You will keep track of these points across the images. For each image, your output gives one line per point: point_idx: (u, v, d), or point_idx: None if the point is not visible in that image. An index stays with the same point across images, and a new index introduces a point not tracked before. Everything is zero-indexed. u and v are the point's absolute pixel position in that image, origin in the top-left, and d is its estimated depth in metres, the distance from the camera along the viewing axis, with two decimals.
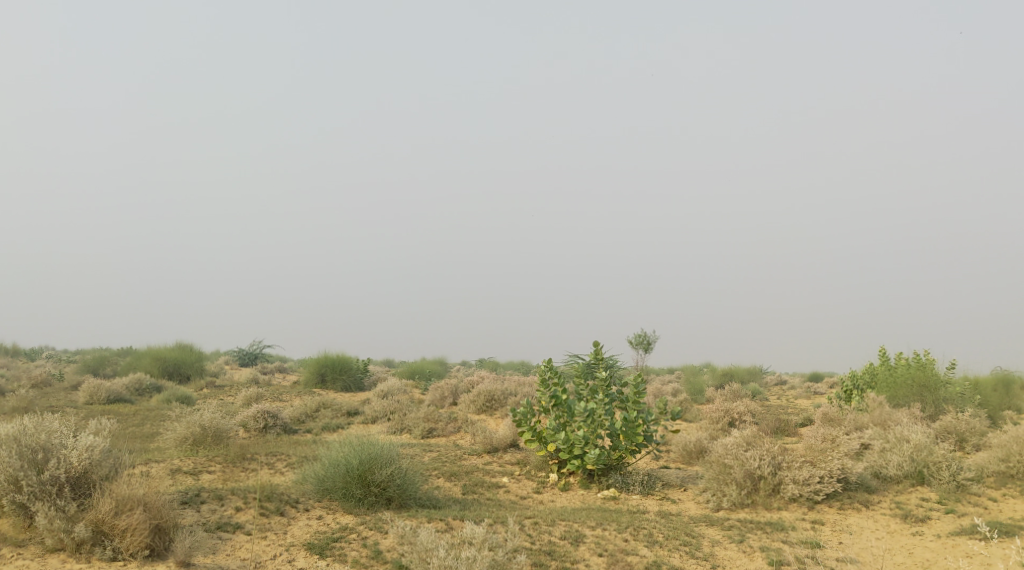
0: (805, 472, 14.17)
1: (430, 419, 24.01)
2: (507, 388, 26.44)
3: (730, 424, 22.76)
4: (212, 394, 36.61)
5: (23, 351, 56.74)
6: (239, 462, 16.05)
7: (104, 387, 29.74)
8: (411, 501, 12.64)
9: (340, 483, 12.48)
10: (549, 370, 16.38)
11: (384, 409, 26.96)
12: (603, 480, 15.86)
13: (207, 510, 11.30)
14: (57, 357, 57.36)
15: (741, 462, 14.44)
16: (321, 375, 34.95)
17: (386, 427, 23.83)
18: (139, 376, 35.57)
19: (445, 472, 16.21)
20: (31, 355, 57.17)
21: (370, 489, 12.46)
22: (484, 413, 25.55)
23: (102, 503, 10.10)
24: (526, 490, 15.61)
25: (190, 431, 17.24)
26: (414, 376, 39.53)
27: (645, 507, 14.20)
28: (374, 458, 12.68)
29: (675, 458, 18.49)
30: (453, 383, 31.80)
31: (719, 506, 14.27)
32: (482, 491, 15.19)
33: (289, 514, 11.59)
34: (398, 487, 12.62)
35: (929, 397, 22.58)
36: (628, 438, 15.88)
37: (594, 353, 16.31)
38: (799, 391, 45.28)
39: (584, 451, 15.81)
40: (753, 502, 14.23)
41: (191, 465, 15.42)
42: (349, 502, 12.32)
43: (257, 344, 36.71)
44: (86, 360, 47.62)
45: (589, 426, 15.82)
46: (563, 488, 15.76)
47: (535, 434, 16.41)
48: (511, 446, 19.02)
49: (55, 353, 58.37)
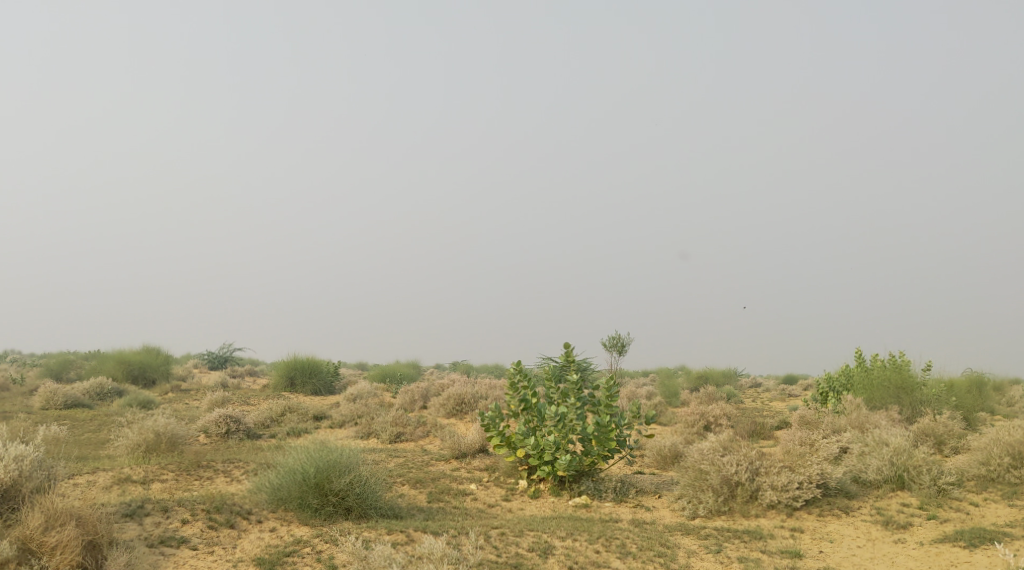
0: (783, 478, 13.64)
1: (398, 423, 23.32)
2: (478, 392, 25.78)
3: (705, 428, 22.25)
4: (177, 398, 35.68)
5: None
6: (194, 471, 15.31)
7: (62, 392, 28.81)
8: (372, 510, 11.97)
9: (296, 492, 11.79)
10: (518, 372, 15.76)
11: (352, 413, 26.23)
12: (574, 487, 15.27)
13: (150, 523, 10.59)
14: (22, 361, 56.06)
15: (718, 467, 13.93)
16: (290, 378, 34.14)
17: (353, 432, 23.11)
18: (101, 380, 34.59)
19: (410, 479, 15.55)
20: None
21: (328, 498, 11.79)
22: (454, 417, 24.92)
23: (31, 518, 9.38)
24: (494, 498, 14.98)
25: (143, 438, 16.49)
26: (385, 378, 38.79)
27: (617, 515, 13.61)
28: (332, 465, 12.00)
29: (649, 464, 17.95)
30: (424, 387, 31.11)
31: (695, 514, 13.70)
32: (448, 500, 14.54)
33: (239, 526, 10.89)
34: (358, 496, 11.94)
35: (906, 400, 22.17)
36: (601, 443, 15.26)
37: (565, 355, 15.69)
38: (773, 394, 44.90)
39: (555, 457, 15.21)
40: (730, 509, 13.69)
41: (142, 475, 14.68)
42: (306, 513, 11.65)
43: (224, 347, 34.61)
44: (50, 364, 46.48)
45: (560, 432, 15.20)
46: (533, 495, 15.14)
47: (504, 439, 15.78)
48: (480, 451, 18.39)
49: (21, 357, 57.11)
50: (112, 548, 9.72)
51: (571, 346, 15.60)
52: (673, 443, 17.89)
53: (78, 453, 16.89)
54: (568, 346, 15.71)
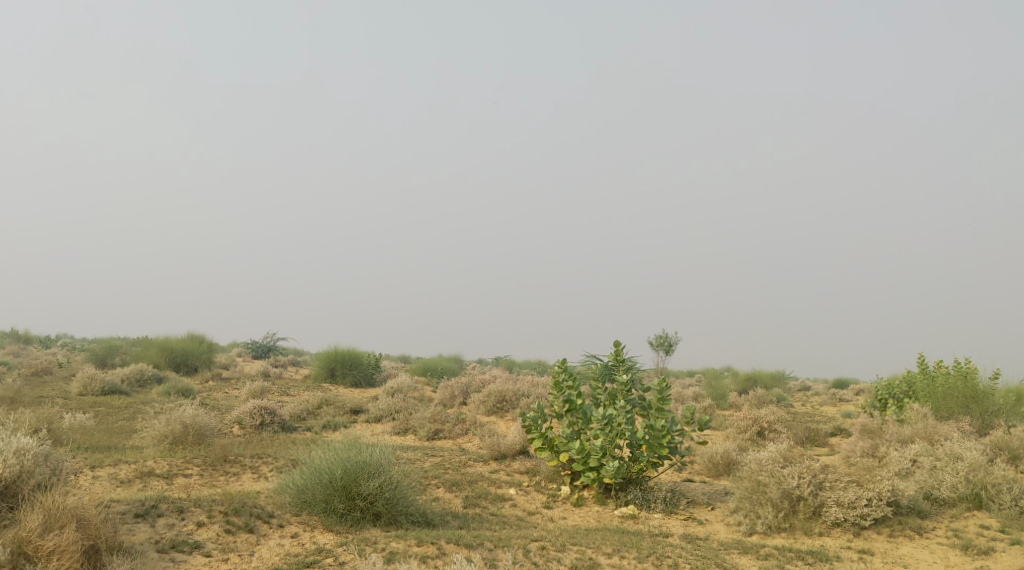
0: (850, 494, 12.51)
1: (436, 419, 22.47)
2: (520, 389, 24.85)
3: (758, 434, 21.10)
4: (217, 387, 35.22)
5: (36, 338, 55.80)
6: (220, 466, 14.57)
7: (100, 377, 28.40)
8: (402, 517, 11.08)
9: (321, 495, 10.94)
10: (563, 371, 14.82)
11: (390, 407, 25.46)
12: (621, 496, 14.25)
13: (162, 525, 9.79)
14: (70, 345, 56.26)
15: (777, 480, 12.84)
16: (330, 369, 33.53)
17: (389, 427, 22.32)
18: (141, 367, 34.25)
19: (446, 482, 14.67)
20: (44, 343, 56.21)
21: (355, 502, 10.91)
22: (494, 415, 24.03)
23: (29, 519, 8.66)
24: (535, 505, 14.04)
25: (169, 428, 15.77)
26: (426, 372, 38.04)
27: (668, 529, 12.61)
28: (361, 467, 11.10)
29: (700, 472, 16.90)
30: (464, 382, 30.27)
31: (752, 530, 12.64)
32: (485, 506, 13.62)
33: (258, 531, 10.07)
34: (387, 500, 11.06)
35: (975, 410, 20.80)
36: (651, 449, 14.25)
37: (614, 354, 14.72)
38: (823, 398, 43.44)
39: (601, 463, 14.23)
40: (791, 526, 12.61)
41: (165, 468, 13.99)
42: (331, 518, 10.80)
43: (269, 336, 31.89)
44: (95, 348, 46.40)
45: (607, 436, 14.21)
46: (576, 503, 14.17)
47: (547, 442, 14.83)
48: (520, 453, 17.45)
49: (70, 341, 57.39)
50: (117, 555, 8.96)
51: (621, 344, 14.63)
52: (725, 450, 16.82)
53: (104, 442, 16.25)
54: (618, 343, 14.74)
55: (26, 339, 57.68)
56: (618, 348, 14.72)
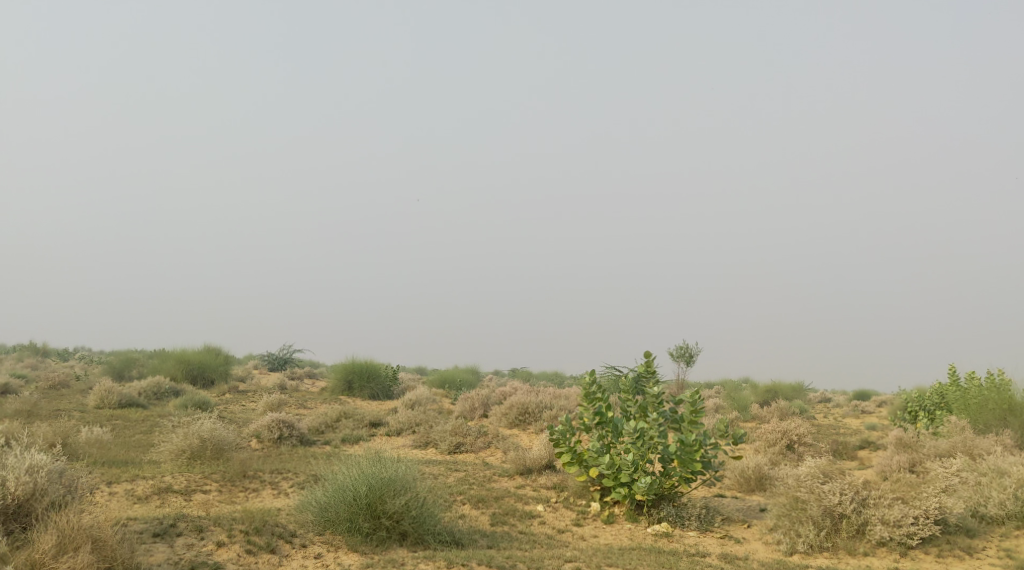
0: (896, 512, 12.00)
1: (458, 432, 22.03)
2: (542, 401, 24.37)
3: (788, 448, 20.52)
4: (234, 399, 34.89)
5: (53, 351, 55.69)
6: (239, 482, 14.17)
7: (117, 390, 28.10)
8: (429, 536, 10.64)
9: (345, 514, 10.50)
10: (592, 383, 14.35)
11: (409, 420, 25.03)
12: (653, 513, 13.77)
13: (181, 545, 9.38)
14: (87, 357, 56.15)
15: (818, 496, 12.35)
16: (348, 382, 33.14)
17: (410, 441, 21.89)
18: (158, 380, 33.95)
19: (471, 498, 14.22)
20: (62, 355, 56.17)
21: (381, 521, 10.47)
22: (516, 428, 23.57)
23: (42, 540, 8.28)
24: (564, 522, 13.56)
25: (187, 442, 15.36)
26: (444, 384, 37.60)
27: (705, 548, 12.13)
28: (387, 484, 10.67)
29: (731, 487, 16.36)
30: (484, 394, 29.84)
31: (792, 549, 12.13)
32: (513, 523, 13.15)
33: (281, 552, 9.65)
34: (414, 519, 10.60)
35: (1014, 423, 20.18)
36: (684, 464, 13.75)
37: (645, 364, 14.26)
38: (845, 410, 42.76)
39: (632, 478, 13.75)
40: (833, 545, 12.12)
41: (183, 484, 13.60)
42: (355, 537, 10.36)
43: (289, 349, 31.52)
44: (112, 361, 46.22)
45: (639, 450, 13.73)
46: (607, 520, 13.67)
47: (575, 457, 14.35)
48: (546, 467, 16.99)
49: (87, 353, 57.24)
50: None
51: (652, 355, 14.17)
52: (757, 464, 16.29)
53: (121, 457, 15.87)
54: (649, 354, 14.28)
55: (44, 352, 57.67)
56: (650, 359, 14.25)
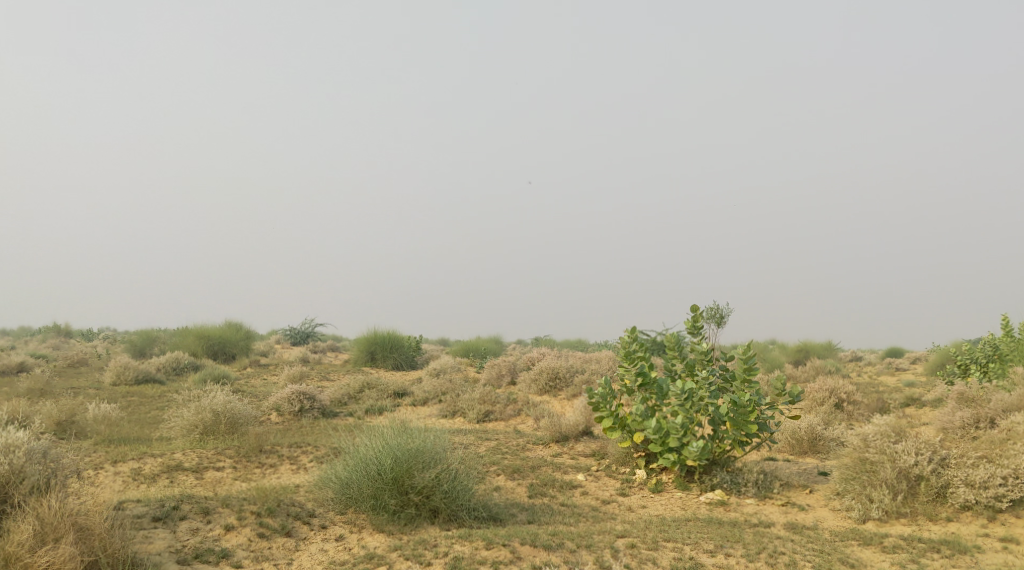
0: (981, 472, 10.92)
1: (486, 400, 20.93)
2: (573, 365, 23.27)
3: (837, 407, 19.23)
4: (255, 374, 33.97)
5: (76, 332, 55.16)
6: (255, 457, 13.12)
7: (133, 366, 27.19)
8: (463, 512, 9.49)
9: (369, 490, 9.37)
10: (633, 341, 13.18)
11: (434, 389, 24.00)
12: (706, 479, 12.63)
13: (185, 531, 8.29)
14: (111, 337, 55.53)
15: (890, 457, 11.35)
16: (371, 353, 32.11)
17: (436, 410, 20.84)
18: (177, 356, 33.09)
19: (506, 468, 13.12)
20: (87, 335, 55.64)
21: (409, 497, 9.34)
22: (546, 394, 22.46)
23: (19, 530, 7.30)
24: (608, 492, 12.43)
25: (200, 417, 14.28)
26: (469, 353, 36.54)
27: (767, 517, 11.02)
28: (414, 455, 9.54)
29: (781, 450, 15.15)
30: (510, 361, 28.74)
31: (865, 517, 11.13)
32: (554, 495, 12.02)
33: (298, 535, 8.56)
34: (446, 494, 9.47)
35: None
36: (737, 427, 12.55)
37: (691, 319, 13.05)
38: (879, 368, 41.32)
39: (682, 443, 12.58)
40: (912, 511, 11.09)
41: (194, 462, 12.57)
42: (381, 516, 9.23)
43: (308, 323, 30.60)
44: (133, 339, 45.49)
45: (688, 412, 12.56)
46: (655, 489, 12.54)
47: (617, 421, 13.19)
48: (583, 434, 15.86)
49: (111, 333, 56.73)
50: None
51: (699, 308, 12.96)
52: (810, 424, 15.07)
53: (131, 434, 14.86)
54: (694, 308, 13.07)
55: (69, 332, 57.23)
56: (696, 314, 13.05)
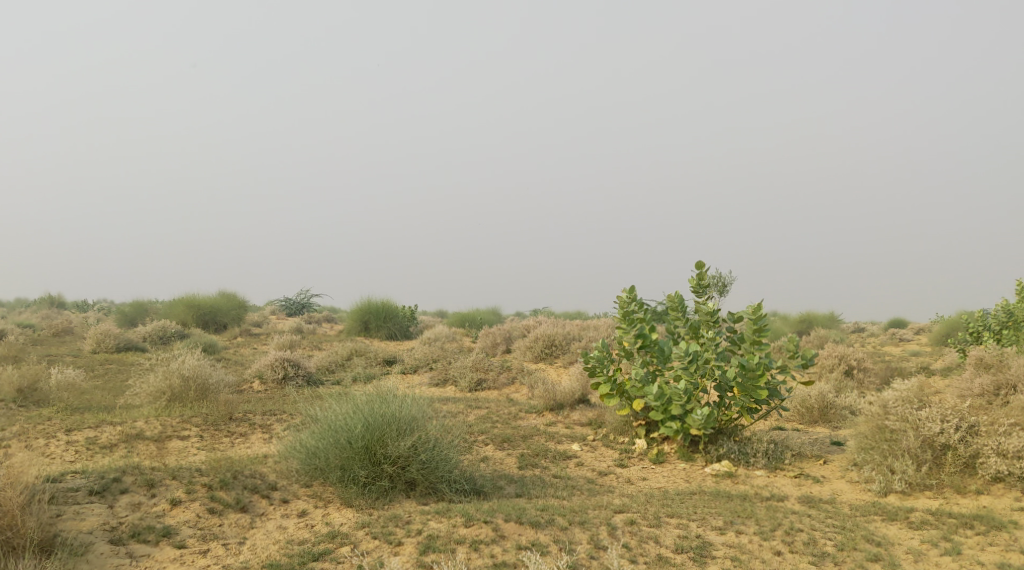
0: (1015, 441, 9.97)
1: (479, 367, 19.96)
2: (570, 332, 22.28)
3: (846, 374, 18.21)
4: (245, 343, 32.94)
5: (71, 304, 54.16)
6: (224, 425, 12.12)
7: (114, 334, 26.08)
8: (443, 485, 8.51)
9: (338, 461, 8.37)
10: (633, 301, 12.17)
11: (426, 356, 23.04)
12: (711, 449, 11.67)
13: (124, 506, 7.31)
14: (106, 309, 54.44)
15: (914, 425, 10.41)
16: (364, 322, 31.08)
17: (426, 378, 19.86)
18: (164, 325, 32.05)
19: (495, 438, 12.14)
20: (81, 307, 54.66)
21: (382, 468, 8.35)
22: (542, 362, 21.49)
23: None
24: (605, 464, 11.47)
25: (168, 382, 13.15)
26: (465, 323, 35.53)
27: (779, 491, 10.08)
28: (389, 422, 8.53)
29: (790, 419, 14.19)
30: (506, 329, 27.77)
31: (887, 490, 10.22)
32: (546, 467, 11.06)
33: (254, 510, 7.58)
34: (424, 464, 8.48)
35: None
36: (746, 393, 11.56)
37: (696, 277, 12.02)
38: (883, 339, 40.26)
39: (685, 410, 11.59)
40: (938, 484, 10.17)
41: (157, 431, 11.57)
42: (351, 489, 8.25)
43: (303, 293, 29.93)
44: (124, 310, 44.44)
45: (692, 376, 11.57)
46: (657, 461, 11.59)
47: (615, 388, 12.20)
48: (579, 402, 14.90)
49: (106, 305, 55.69)
50: (42, 557, 6.60)
51: (704, 265, 11.94)
52: (820, 392, 14.11)
53: (95, 402, 13.83)
54: (700, 265, 12.05)
55: (63, 303, 56.23)
56: (701, 272, 12.03)
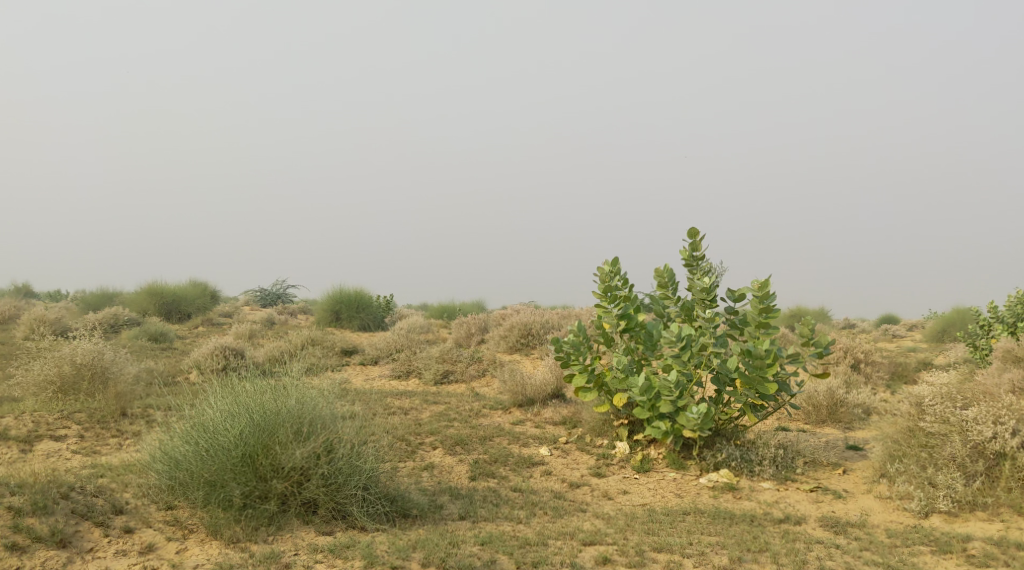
0: None
1: (446, 359, 17.78)
2: (549, 321, 20.15)
3: (854, 368, 16.09)
4: (206, 332, 30.51)
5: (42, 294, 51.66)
6: (116, 424, 9.90)
7: (50, 320, 23.63)
8: (354, 506, 6.51)
9: (208, 474, 6.38)
10: (616, 275, 10.03)
11: (389, 346, 20.84)
12: (708, 455, 9.59)
13: None
14: (77, 297, 51.90)
15: (959, 429, 8.37)
16: (335, 312, 28.76)
17: (387, 370, 17.67)
18: (117, 313, 29.63)
19: (447, 440, 10.00)
20: (53, 297, 52.17)
21: (270, 485, 6.35)
22: (517, 354, 19.35)
23: None
24: (578, 473, 9.36)
25: (57, 370, 10.75)
26: (443, 316, 33.29)
27: (794, 510, 8.03)
28: (282, 423, 6.47)
29: (794, 418, 12.11)
30: (482, 318, 25.60)
31: (929, 509, 8.21)
32: (504, 477, 8.93)
33: (80, 546, 5.98)
34: (326, 480, 6.48)
35: None
36: (750, 386, 9.46)
37: (689, 248, 9.92)
38: (876, 334, 38.29)
39: (677, 408, 9.49)
40: (992, 502, 8.13)
41: (27, 430, 9.32)
42: (225, 514, 6.30)
43: (280, 285, 24.97)
44: (88, 298, 41.94)
45: (685, 366, 9.47)
46: (642, 469, 9.49)
47: (593, 380, 10.08)
48: (552, 398, 12.77)
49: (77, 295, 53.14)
50: None
51: (699, 233, 9.84)
52: (829, 388, 12.03)
53: None
54: (694, 233, 9.94)
55: (33, 292, 53.76)
56: (695, 241, 9.93)
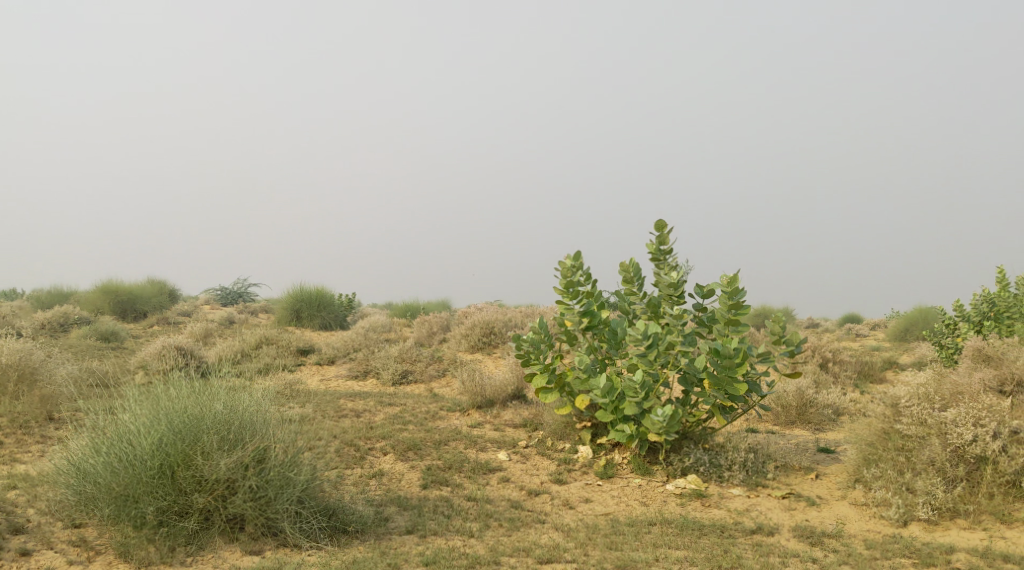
0: None
1: (405, 358, 17.15)
2: (512, 319, 19.59)
3: (822, 367, 15.69)
4: (161, 331, 29.56)
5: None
6: (40, 429, 9.17)
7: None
8: (284, 520, 6.11)
9: (121, 488, 5.99)
10: (578, 270, 9.48)
11: (347, 346, 20.16)
12: (674, 459, 9.08)
13: None
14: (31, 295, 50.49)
15: (937, 431, 7.94)
16: (294, 310, 27.98)
17: (344, 371, 17.00)
18: (67, 312, 28.61)
19: (399, 444, 9.39)
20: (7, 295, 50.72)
21: (190, 499, 5.96)
22: (479, 353, 18.76)
23: None
24: (538, 479, 8.81)
25: None
26: (405, 315, 32.58)
27: (767, 519, 7.53)
28: (206, 431, 6.03)
29: (763, 419, 11.65)
30: (444, 317, 24.98)
31: (907, 517, 7.75)
32: (458, 485, 8.35)
33: None
34: (255, 494, 6.06)
35: None
36: (718, 388, 8.97)
37: (656, 242, 9.40)
38: (840, 334, 38.15)
39: (642, 409, 8.96)
40: (973, 509, 7.69)
41: None
42: (140, 531, 5.94)
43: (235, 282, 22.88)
44: (41, 297, 40.70)
45: (651, 366, 8.95)
46: (606, 475, 8.96)
47: (554, 380, 9.52)
48: (513, 399, 12.20)
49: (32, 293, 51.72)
50: None
51: (667, 226, 9.31)
52: (799, 388, 11.59)
53: None
54: (661, 226, 9.41)
55: None
56: (663, 234, 9.41)
